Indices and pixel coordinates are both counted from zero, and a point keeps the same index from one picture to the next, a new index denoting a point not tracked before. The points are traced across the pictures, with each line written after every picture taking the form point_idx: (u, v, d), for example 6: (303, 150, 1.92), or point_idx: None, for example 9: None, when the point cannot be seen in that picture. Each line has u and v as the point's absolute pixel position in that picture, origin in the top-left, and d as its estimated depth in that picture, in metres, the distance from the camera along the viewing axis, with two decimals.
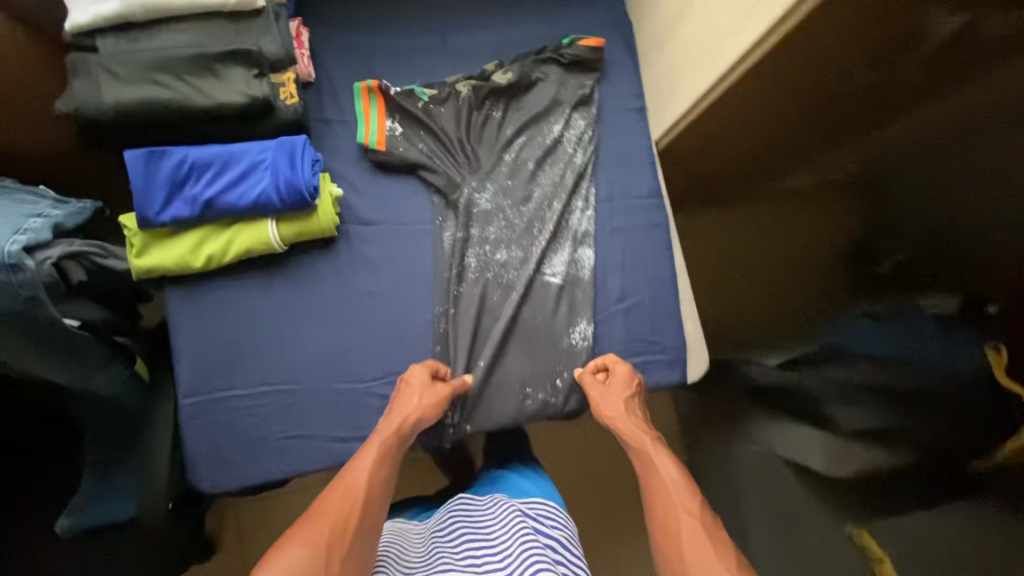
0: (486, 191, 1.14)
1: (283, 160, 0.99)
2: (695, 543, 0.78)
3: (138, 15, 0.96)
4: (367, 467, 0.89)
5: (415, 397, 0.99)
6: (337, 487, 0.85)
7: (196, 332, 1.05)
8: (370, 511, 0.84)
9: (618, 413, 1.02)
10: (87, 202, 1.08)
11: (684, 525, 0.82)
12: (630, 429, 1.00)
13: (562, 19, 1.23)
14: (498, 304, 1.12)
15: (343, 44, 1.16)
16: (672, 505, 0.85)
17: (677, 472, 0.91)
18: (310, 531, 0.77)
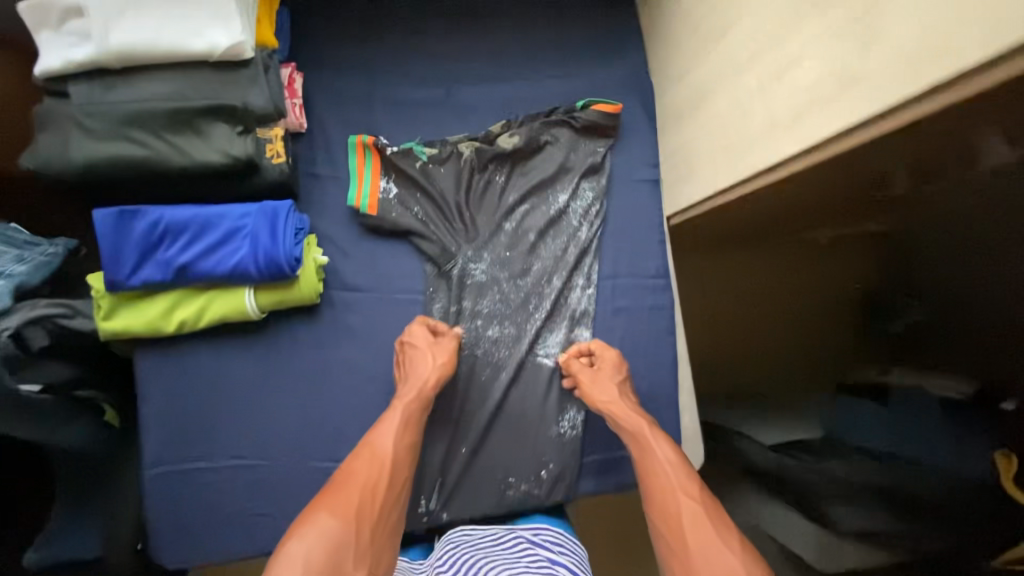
0: (482, 262, 1.07)
1: (264, 228, 0.92)
2: (700, 530, 0.76)
3: (114, 61, 0.88)
4: (390, 436, 0.88)
5: (424, 355, 0.97)
6: (360, 456, 0.84)
7: (166, 399, 1.00)
8: (393, 485, 0.83)
9: (609, 397, 0.98)
10: (61, 242, 1.02)
11: (686, 512, 0.79)
12: (624, 410, 0.95)
13: (579, 74, 1.13)
14: (485, 385, 1.06)
15: (340, 90, 1.07)
16: (672, 488, 0.83)
17: (674, 454, 0.88)
18: (332, 503, 0.76)
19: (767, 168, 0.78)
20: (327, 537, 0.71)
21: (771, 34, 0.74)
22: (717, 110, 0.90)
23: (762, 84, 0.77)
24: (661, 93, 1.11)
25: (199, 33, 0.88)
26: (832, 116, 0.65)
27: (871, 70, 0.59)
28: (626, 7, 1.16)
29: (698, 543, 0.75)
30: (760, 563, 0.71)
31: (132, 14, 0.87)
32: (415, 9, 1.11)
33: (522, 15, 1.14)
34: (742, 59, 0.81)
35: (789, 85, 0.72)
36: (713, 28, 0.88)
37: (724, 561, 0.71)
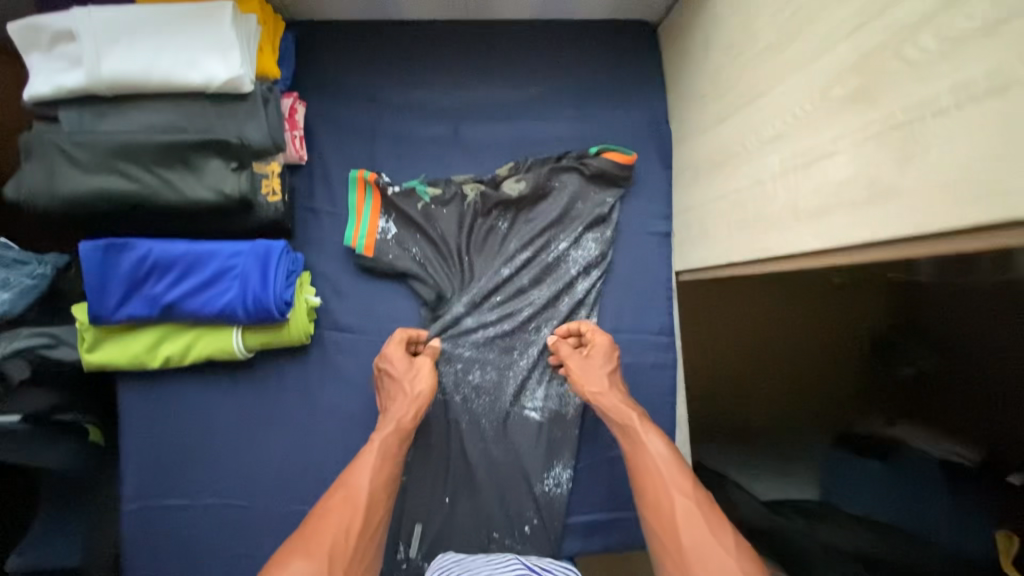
0: (462, 305, 1.01)
1: (254, 270, 0.89)
2: (695, 529, 0.74)
3: (105, 89, 0.84)
4: (367, 470, 0.83)
5: (402, 387, 0.93)
6: (336, 495, 0.81)
7: (148, 433, 0.98)
8: (370, 522, 0.79)
9: (598, 387, 0.94)
10: (50, 259, 0.98)
11: (679, 508, 0.77)
12: (614, 402, 0.92)
13: (593, 117, 1.08)
14: (465, 436, 1.01)
15: (344, 123, 1.03)
16: (664, 483, 0.80)
17: (668, 450, 0.85)
18: (303, 547, 0.73)
19: (785, 255, 0.73)
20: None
21: (798, 116, 0.68)
22: (735, 178, 0.85)
23: (784, 166, 0.72)
24: (679, 144, 1.05)
25: (196, 64, 0.84)
26: (858, 222, 0.60)
27: (905, 187, 0.53)
28: (648, 47, 1.10)
29: (693, 542, 0.73)
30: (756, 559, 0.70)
31: (126, 41, 0.83)
32: (426, 39, 1.06)
33: (538, 50, 1.09)
34: (764, 133, 0.76)
35: (815, 176, 0.66)
36: (737, 93, 0.83)
37: (719, 563, 0.69)
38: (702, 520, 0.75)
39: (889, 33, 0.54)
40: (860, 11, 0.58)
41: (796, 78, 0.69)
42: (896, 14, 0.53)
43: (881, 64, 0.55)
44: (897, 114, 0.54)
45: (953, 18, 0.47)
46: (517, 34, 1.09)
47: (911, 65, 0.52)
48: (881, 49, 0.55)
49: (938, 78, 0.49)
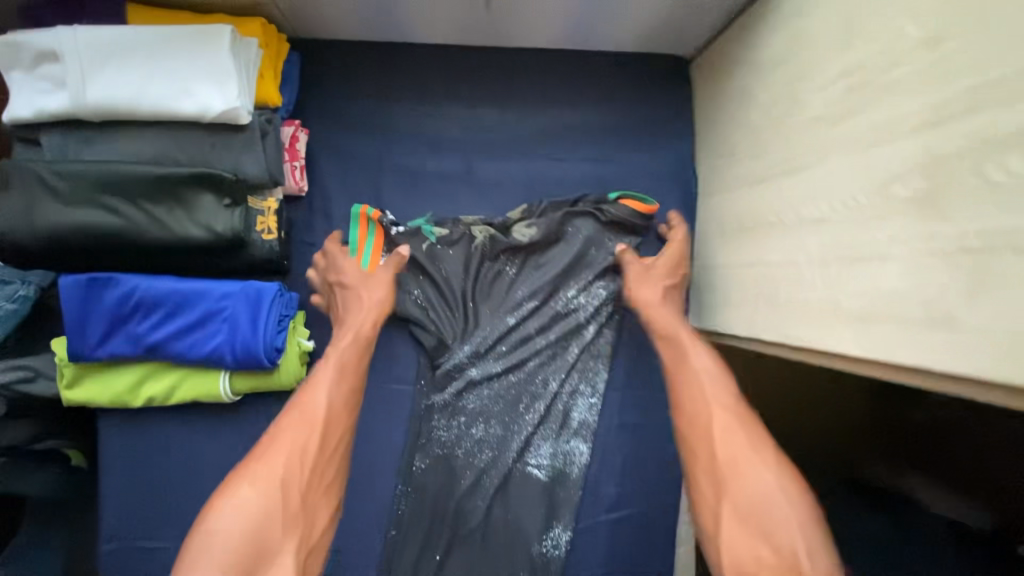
0: (464, 354, 0.96)
1: (245, 313, 0.84)
2: (733, 442, 0.71)
3: (90, 115, 0.78)
4: (325, 385, 0.80)
5: (358, 295, 0.90)
6: (289, 415, 0.77)
7: (129, 471, 0.93)
8: (330, 437, 0.77)
9: (653, 297, 0.90)
10: (33, 277, 0.89)
11: (718, 422, 0.73)
12: (664, 313, 0.88)
13: (615, 158, 1.01)
14: (465, 493, 0.96)
15: (350, 154, 0.97)
16: (704, 397, 0.76)
17: (715, 366, 0.79)
18: (257, 465, 0.71)
19: (821, 350, 0.66)
20: (247, 511, 0.66)
21: (844, 204, 0.62)
22: (766, 250, 0.78)
23: (825, 253, 0.65)
24: (704, 194, 0.99)
25: (189, 93, 0.78)
26: (911, 342, 0.53)
27: (973, 320, 0.47)
28: (679, 85, 1.03)
29: (728, 457, 0.70)
30: (796, 472, 0.67)
31: (115, 65, 0.77)
32: (442, 67, 1.00)
33: (560, 83, 1.01)
34: (803, 210, 0.69)
35: (861, 276, 0.59)
36: (774, 158, 0.76)
37: (759, 480, 0.66)
38: (742, 436, 0.71)
39: (966, 142, 0.47)
40: (931, 107, 0.51)
41: (846, 162, 0.62)
42: (977, 122, 0.46)
43: (953, 174, 0.49)
44: (971, 236, 0.47)
45: None
46: (539, 64, 1.01)
47: (996, 187, 0.45)
48: (953, 156, 0.49)
49: None
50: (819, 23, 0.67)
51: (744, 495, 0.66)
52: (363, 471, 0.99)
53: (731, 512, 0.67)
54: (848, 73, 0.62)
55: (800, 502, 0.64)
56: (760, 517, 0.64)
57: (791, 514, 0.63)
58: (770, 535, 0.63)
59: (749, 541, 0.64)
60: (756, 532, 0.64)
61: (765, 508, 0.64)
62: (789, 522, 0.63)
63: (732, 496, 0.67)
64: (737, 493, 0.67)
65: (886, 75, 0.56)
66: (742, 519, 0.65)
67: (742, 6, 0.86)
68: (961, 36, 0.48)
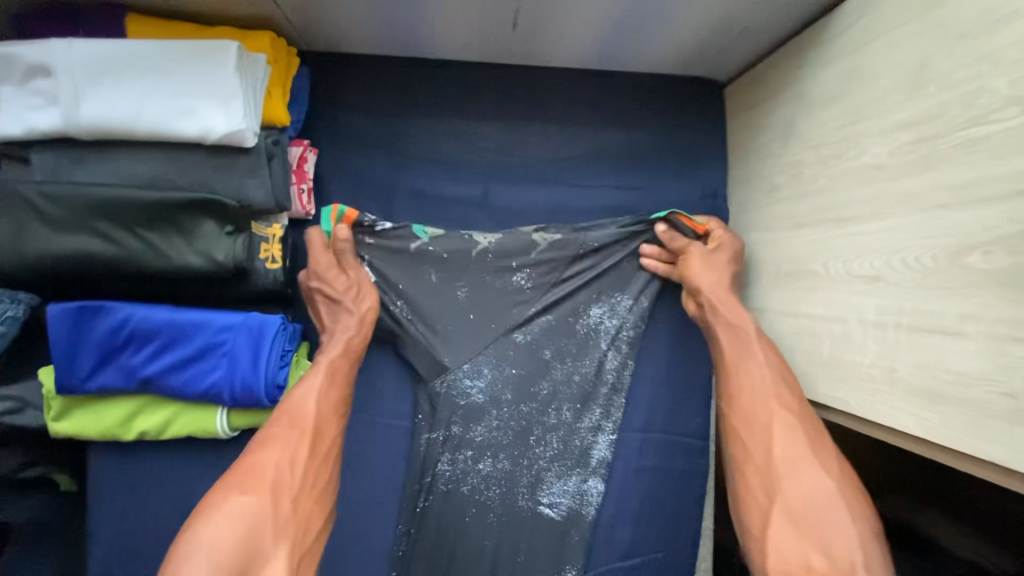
0: (462, 372, 0.89)
1: (245, 347, 0.79)
2: (793, 442, 0.65)
3: (85, 135, 0.72)
4: (315, 391, 0.76)
5: (345, 301, 0.85)
6: (278, 421, 0.72)
7: (121, 504, 0.88)
8: (321, 446, 0.73)
9: (718, 284, 0.82)
10: (24, 298, 0.81)
11: (778, 420, 0.67)
12: (726, 300, 0.81)
13: (642, 186, 0.95)
14: (469, 532, 0.91)
15: (361, 176, 0.92)
16: (763, 393, 0.70)
17: (777, 364, 0.72)
18: (241, 472, 0.67)
19: (873, 421, 0.61)
20: (237, 520, 0.62)
21: (904, 266, 0.57)
22: (807, 300, 0.72)
23: (882, 315, 0.59)
24: (735, 228, 0.93)
25: (190, 113, 0.72)
26: (980, 430, 0.48)
27: None
28: (712, 110, 0.97)
29: (787, 458, 0.64)
30: (856, 481, 0.62)
31: (113, 82, 0.71)
32: (462, 85, 0.94)
33: (586, 104, 0.96)
34: (853, 263, 0.64)
35: (925, 349, 0.54)
36: (820, 202, 0.70)
37: (819, 488, 0.61)
38: (803, 438, 0.65)
39: None
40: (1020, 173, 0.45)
41: (909, 220, 0.56)
42: None
43: None
44: None
45: None
46: (564, 84, 0.95)
47: None
48: None
49: None
50: (882, 61, 0.61)
51: (800, 498, 0.61)
52: (366, 509, 0.94)
53: (783, 513, 0.62)
54: (915, 122, 0.56)
55: (864, 516, 0.59)
56: (814, 523, 0.60)
57: (855, 528, 0.58)
58: (827, 543, 0.58)
59: (800, 545, 0.59)
60: (810, 538, 0.59)
61: (821, 516, 0.60)
62: (852, 534, 0.58)
63: (786, 497, 0.62)
64: (793, 494, 0.62)
65: (964, 131, 0.51)
66: (795, 524, 0.60)
67: (787, 33, 0.80)
68: None
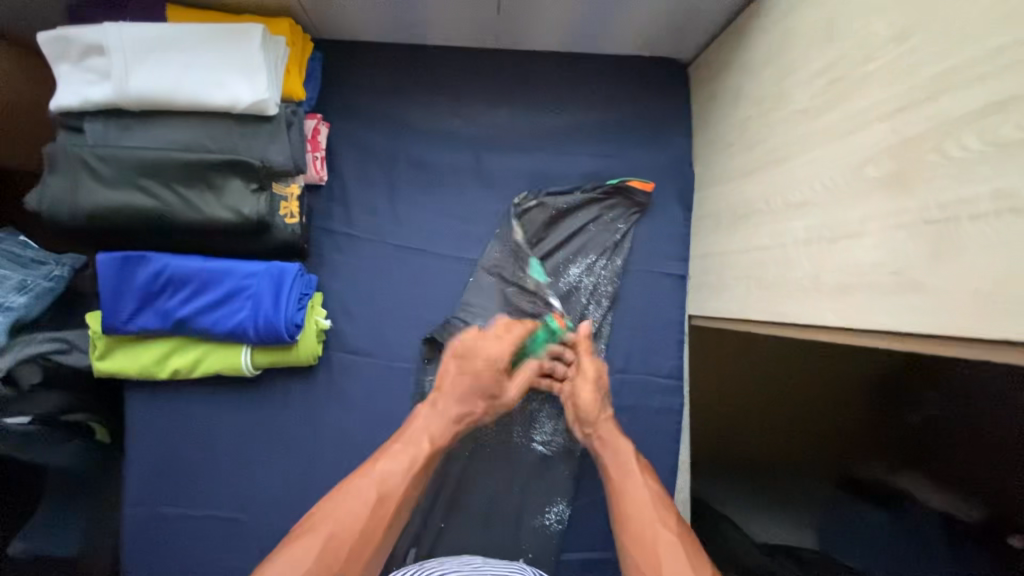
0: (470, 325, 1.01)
1: (266, 293, 0.90)
2: (671, 564, 0.74)
3: (131, 104, 0.85)
4: (404, 473, 0.82)
5: (475, 397, 0.90)
6: (368, 479, 0.79)
7: (154, 438, 0.99)
8: (392, 528, 0.79)
9: (600, 415, 0.93)
10: (68, 260, 0.98)
11: (663, 545, 0.76)
12: (608, 430, 0.92)
13: (616, 154, 1.07)
14: (469, 464, 1.01)
15: (367, 147, 1.04)
16: (649, 517, 0.80)
17: (658, 493, 0.84)
18: (326, 534, 0.73)
19: (805, 324, 0.71)
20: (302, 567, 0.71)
21: (824, 188, 0.67)
22: (757, 235, 0.83)
23: (809, 234, 0.70)
24: (701, 188, 1.05)
25: (222, 85, 0.85)
26: (884, 308, 0.58)
27: (935, 286, 0.52)
28: (676, 87, 1.09)
29: None
30: None
31: (155, 59, 0.84)
32: (454, 67, 1.06)
33: (565, 82, 1.08)
34: (789, 195, 0.75)
35: (840, 251, 0.65)
36: (764, 149, 0.82)
37: None
38: (680, 559, 0.75)
39: (929, 124, 0.53)
40: (899, 95, 0.56)
41: (826, 149, 0.67)
42: (937, 106, 0.52)
43: (918, 154, 0.54)
44: (933, 208, 0.52)
45: (1002, 123, 0.45)
46: (544, 65, 1.08)
47: (955, 164, 0.50)
48: (920, 138, 0.54)
49: (980, 182, 0.47)
50: (804, 24, 0.73)
51: None
52: None
53: None
54: (829, 68, 0.68)
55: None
56: None
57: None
58: None
59: None
60: None
61: None
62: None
63: None
64: None
65: (863, 68, 0.62)
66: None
67: (736, 11, 0.92)
68: (925, 30, 0.53)
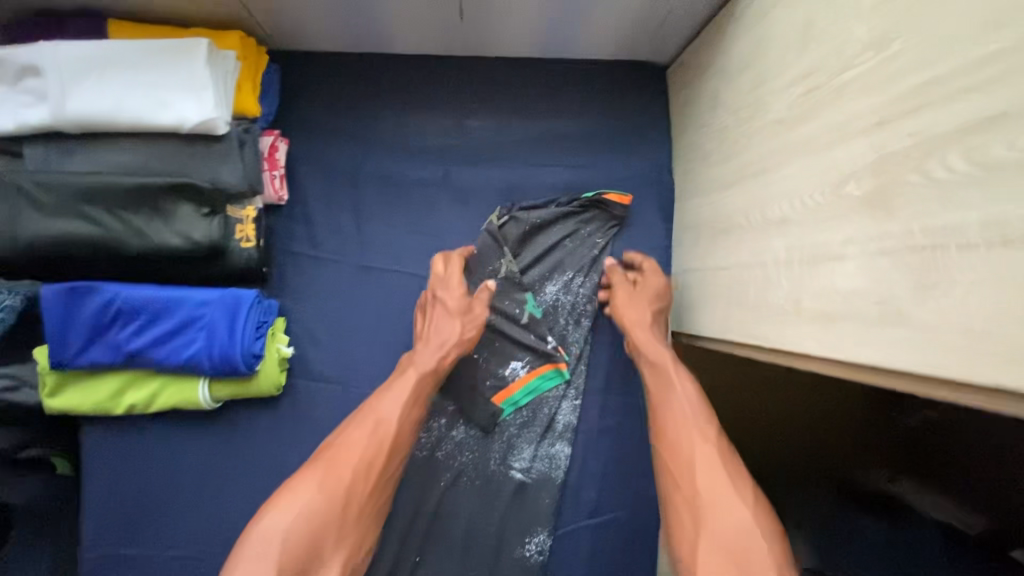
0: None
1: (222, 321, 0.85)
2: (711, 476, 0.70)
3: (71, 127, 0.80)
4: (400, 402, 0.81)
5: (448, 319, 0.89)
6: (363, 424, 0.78)
7: (111, 475, 0.94)
8: (396, 456, 0.78)
9: (639, 322, 0.89)
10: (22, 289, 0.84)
11: (699, 457, 0.72)
12: (644, 339, 0.87)
13: (592, 164, 1.02)
14: (445, 493, 0.97)
15: (329, 164, 0.99)
16: (687, 426, 0.76)
17: (697, 397, 0.79)
18: (324, 470, 0.73)
19: (787, 351, 0.66)
20: (309, 506, 0.69)
21: (804, 206, 0.62)
22: (736, 251, 0.78)
23: (789, 254, 0.65)
24: (681, 198, 1.00)
25: (167, 105, 0.80)
26: (867, 340, 0.53)
27: (920, 321, 0.47)
28: (654, 92, 1.04)
29: (709, 493, 0.68)
30: (771, 514, 0.66)
31: (94, 79, 0.79)
32: (420, 76, 1.01)
33: (536, 90, 1.03)
34: (768, 211, 0.70)
35: (822, 277, 0.59)
36: (741, 162, 0.77)
37: (738, 520, 0.65)
38: (721, 472, 0.70)
39: (911, 141, 0.47)
40: (879, 109, 0.51)
41: (805, 164, 0.62)
42: (919, 122, 0.47)
43: (900, 174, 0.49)
44: (917, 234, 0.47)
45: (990, 143, 0.40)
46: (515, 72, 1.03)
47: (940, 187, 0.45)
48: (902, 156, 0.48)
49: (966, 208, 0.42)
50: (779, 28, 0.68)
51: (719, 530, 0.65)
52: None
53: (708, 545, 0.65)
54: (807, 75, 0.62)
55: (777, 540, 0.63)
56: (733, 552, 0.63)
57: (770, 548, 0.62)
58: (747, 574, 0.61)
59: None
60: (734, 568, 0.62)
61: (740, 543, 0.63)
62: (768, 560, 0.61)
63: (709, 529, 0.66)
64: (712, 528, 0.66)
65: (840, 76, 0.57)
66: (721, 548, 0.64)
67: (712, 11, 0.87)
68: (907, 36, 0.48)
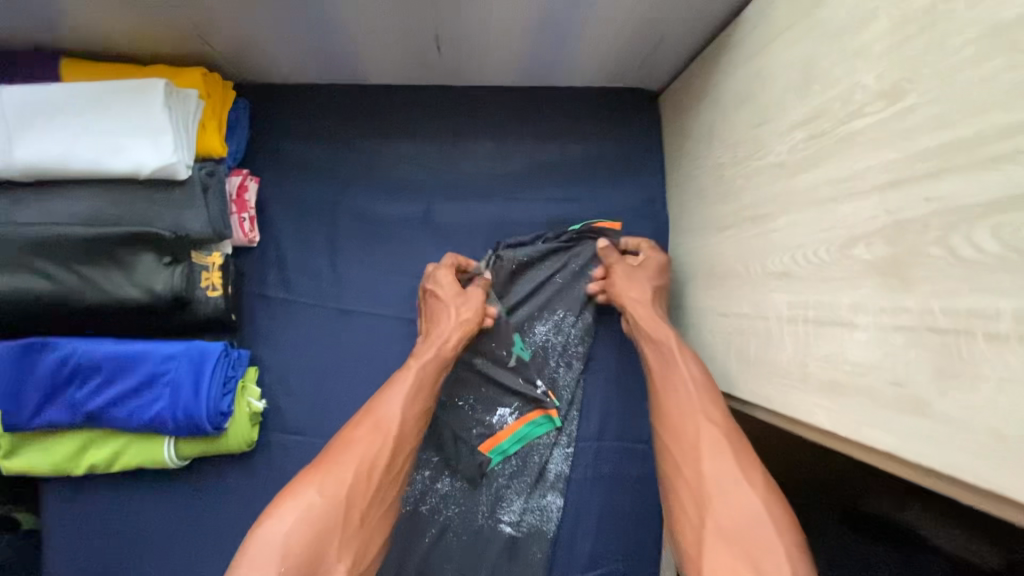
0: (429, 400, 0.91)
1: (186, 377, 0.79)
2: (718, 460, 0.65)
3: (21, 176, 0.75)
4: (401, 397, 0.76)
5: (446, 309, 0.85)
6: (364, 423, 0.73)
7: (76, 537, 0.89)
8: (399, 454, 0.73)
9: (640, 300, 0.85)
10: None
11: (705, 444, 0.67)
12: (645, 317, 0.83)
13: (582, 197, 0.97)
14: (430, 550, 0.91)
15: (303, 202, 0.94)
16: (690, 411, 0.70)
17: (703, 376, 0.74)
18: (323, 473, 0.67)
19: (791, 416, 0.61)
20: (309, 515, 0.64)
21: (807, 262, 0.57)
22: (735, 298, 0.73)
23: (793, 312, 0.60)
24: (676, 232, 0.94)
25: (122, 151, 0.75)
26: (880, 422, 0.48)
27: (943, 412, 0.42)
28: (646, 119, 0.99)
29: (715, 479, 0.63)
30: (785, 501, 0.60)
31: (44, 124, 0.74)
32: (399, 107, 0.96)
33: (522, 119, 0.97)
34: (768, 261, 0.64)
35: (829, 342, 0.54)
36: (738, 204, 0.72)
37: (747, 506, 0.60)
38: (728, 458, 0.65)
39: (928, 209, 0.42)
40: (891, 167, 0.46)
41: (809, 217, 0.57)
42: (939, 187, 0.41)
43: (917, 243, 0.43)
44: (938, 314, 0.42)
45: None
46: (499, 101, 0.97)
47: (964, 263, 0.39)
48: (919, 224, 0.43)
49: (995, 294, 0.37)
50: (779, 63, 0.62)
51: (725, 515, 0.61)
52: None
53: (714, 534, 0.60)
54: (809, 119, 0.57)
55: (789, 527, 0.58)
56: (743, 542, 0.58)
57: (780, 534, 0.57)
58: (757, 566, 0.56)
59: (731, 563, 0.57)
60: (742, 558, 0.57)
61: (749, 532, 0.58)
62: (780, 552, 0.56)
63: (715, 517, 0.61)
64: (719, 516, 0.61)
65: (846, 125, 0.51)
66: (726, 539, 0.59)
67: (706, 38, 0.82)
68: (922, 88, 0.43)
